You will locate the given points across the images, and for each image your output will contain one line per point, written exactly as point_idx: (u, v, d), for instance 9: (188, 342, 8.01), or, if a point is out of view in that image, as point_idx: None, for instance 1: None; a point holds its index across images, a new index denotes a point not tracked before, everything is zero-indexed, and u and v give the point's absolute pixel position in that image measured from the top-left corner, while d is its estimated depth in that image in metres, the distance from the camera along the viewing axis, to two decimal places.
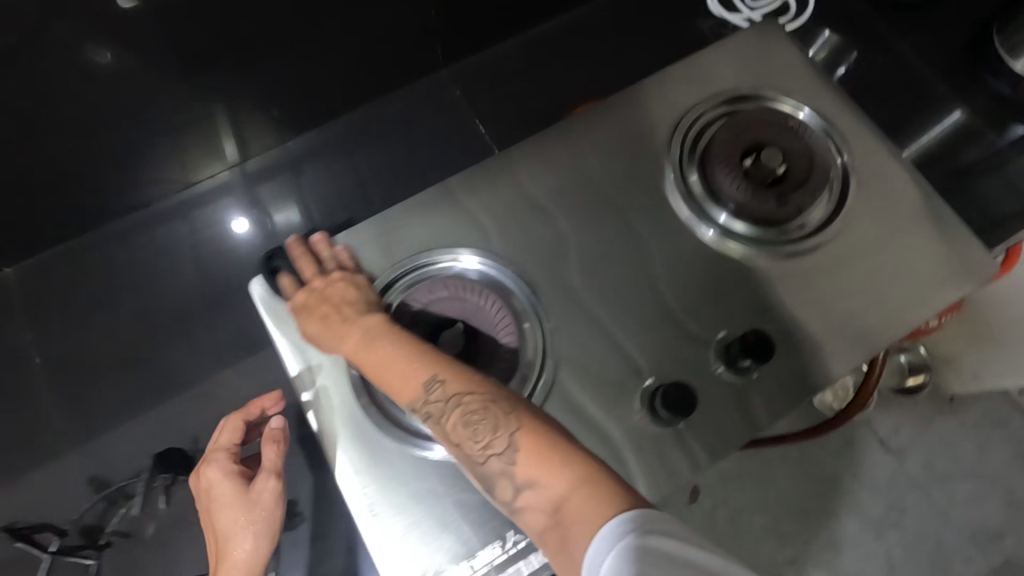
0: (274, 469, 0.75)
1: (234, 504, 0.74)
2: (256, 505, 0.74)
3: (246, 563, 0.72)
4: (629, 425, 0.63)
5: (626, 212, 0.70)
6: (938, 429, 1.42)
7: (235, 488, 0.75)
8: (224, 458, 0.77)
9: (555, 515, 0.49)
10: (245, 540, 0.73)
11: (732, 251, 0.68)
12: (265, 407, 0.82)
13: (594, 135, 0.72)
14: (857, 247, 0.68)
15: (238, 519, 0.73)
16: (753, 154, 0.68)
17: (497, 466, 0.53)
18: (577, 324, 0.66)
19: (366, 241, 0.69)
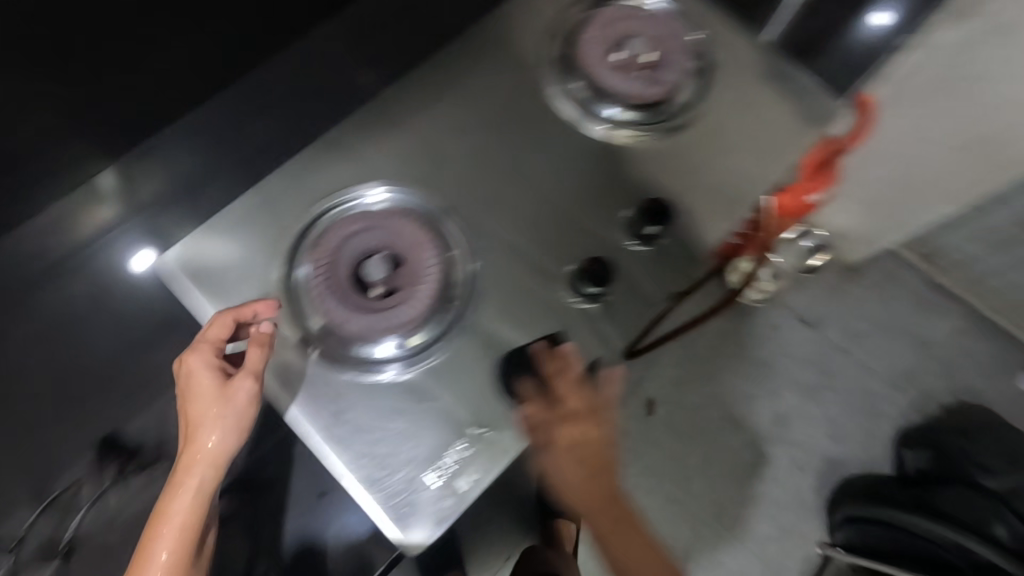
0: (256, 370, 0.62)
1: (210, 401, 0.63)
2: (228, 404, 0.62)
3: (213, 461, 0.64)
4: (561, 309, 0.68)
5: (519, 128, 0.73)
6: (846, 295, 1.58)
7: (216, 380, 0.63)
8: (207, 348, 0.63)
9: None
10: (212, 439, 0.64)
11: (624, 139, 0.74)
12: (260, 313, 0.64)
13: (477, 58, 0.74)
14: (728, 112, 0.75)
15: (212, 413, 0.63)
16: (622, 51, 0.76)
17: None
18: (494, 235, 0.69)
19: (271, 194, 0.68)
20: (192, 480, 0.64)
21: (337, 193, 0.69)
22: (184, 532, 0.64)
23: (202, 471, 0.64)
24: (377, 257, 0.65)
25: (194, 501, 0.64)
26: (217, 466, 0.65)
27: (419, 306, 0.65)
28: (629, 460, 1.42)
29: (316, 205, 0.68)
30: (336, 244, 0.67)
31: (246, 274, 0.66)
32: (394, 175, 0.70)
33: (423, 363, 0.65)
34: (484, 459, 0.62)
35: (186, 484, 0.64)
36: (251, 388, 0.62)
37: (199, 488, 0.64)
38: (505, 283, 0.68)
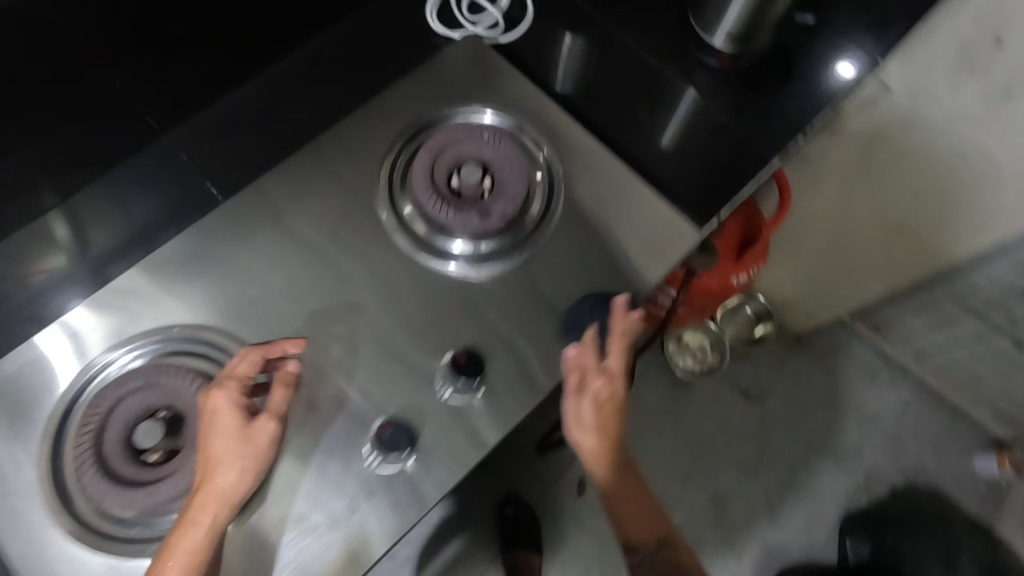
0: (278, 412, 0.55)
1: (224, 441, 0.53)
2: (251, 445, 0.53)
3: (225, 507, 0.52)
4: (373, 464, 0.58)
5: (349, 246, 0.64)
6: (790, 366, 1.52)
7: (237, 421, 0.54)
8: (234, 386, 0.55)
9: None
10: (230, 475, 0.52)
11: (480, 273, 0.64)
12: (287, 351, 0.58)
13: (314, 170, 0.67)
14: (587, 226, 0.67)
15: (229, 451, 0.52)
16: (457, 172, 0.62)
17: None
18: (315, 379, 0.60)
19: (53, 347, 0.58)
20: (195, 537, 0.50)
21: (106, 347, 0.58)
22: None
23: (214, 509, 0.51)
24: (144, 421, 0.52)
25: (206, 543, 0.51)
26: (233, 504, 0.52)
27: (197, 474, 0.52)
28: (555, 543, 1.35)
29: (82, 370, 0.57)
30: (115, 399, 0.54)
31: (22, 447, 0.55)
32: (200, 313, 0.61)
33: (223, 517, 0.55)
34: None
35: (194, 536, 0.50)
36: (276, 430, 0.55)
37: (210, 532, 0.51)
38: (315, 433, 0.58)
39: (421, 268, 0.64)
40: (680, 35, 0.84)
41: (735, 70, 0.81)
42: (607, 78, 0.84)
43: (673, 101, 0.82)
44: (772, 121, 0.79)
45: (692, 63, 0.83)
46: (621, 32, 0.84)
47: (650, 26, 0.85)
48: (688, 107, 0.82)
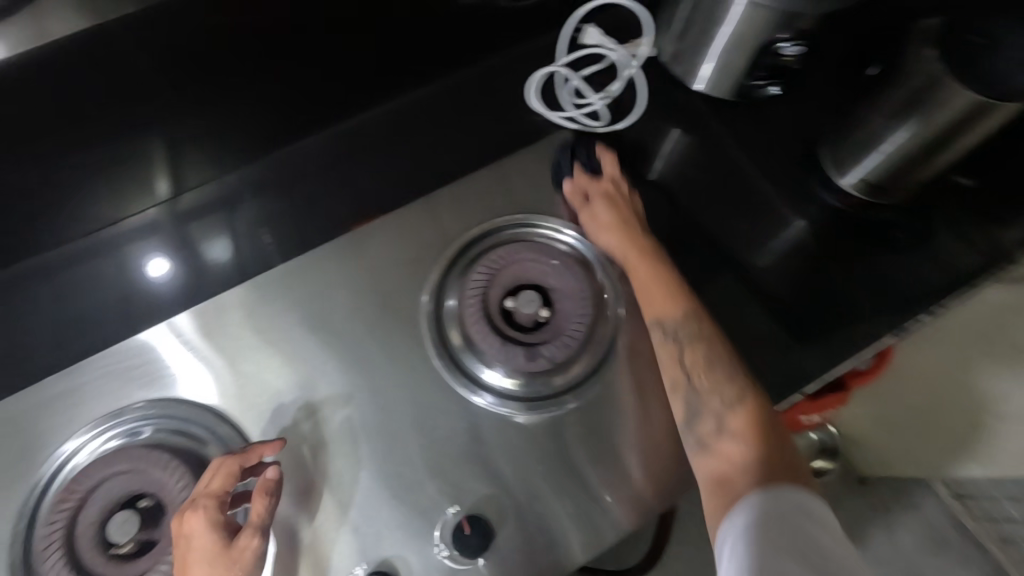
0: (263, 523, 0.48)
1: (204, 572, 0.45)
2: (235, 566, 0.45)
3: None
4: None
5: (386, 343, 0.60)
6: (846, 509, 1.36)
7: (219, 542, 0.46)
8: (213, 502, 0.47)
9: (742, 472, 0.49)
10: None
11: (507, 412, 0.58)
12: (266, 454, 0.51)
13: (372, 250, 0.64)
14: (643, 392, 0.59)
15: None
16: (514, 297, 0.59)
17: (714, 402, 0.53)
18: (305, 494, 0.55)
19: (72, 396, 0.56)
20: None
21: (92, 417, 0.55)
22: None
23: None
24: (127, 511, 0.48)
25: None
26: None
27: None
28: None
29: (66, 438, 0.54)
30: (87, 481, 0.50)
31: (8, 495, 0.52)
32: (205, 391, 0.57)
33: None
34: None
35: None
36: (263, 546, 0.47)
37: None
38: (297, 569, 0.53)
39: (450, 390, 0.58)
40: (799, 166, 0.74)
41: (856, 216, 0.72)
42: (699, 187, 0.74)
43: (777, 232, 0.72)
44: (887, 288, 0.69)
45: (807, 199, 0.73)
46: (735, 148, 0.75)
47: (768, 147, 0.76)
48: (791, 243, 0.72)
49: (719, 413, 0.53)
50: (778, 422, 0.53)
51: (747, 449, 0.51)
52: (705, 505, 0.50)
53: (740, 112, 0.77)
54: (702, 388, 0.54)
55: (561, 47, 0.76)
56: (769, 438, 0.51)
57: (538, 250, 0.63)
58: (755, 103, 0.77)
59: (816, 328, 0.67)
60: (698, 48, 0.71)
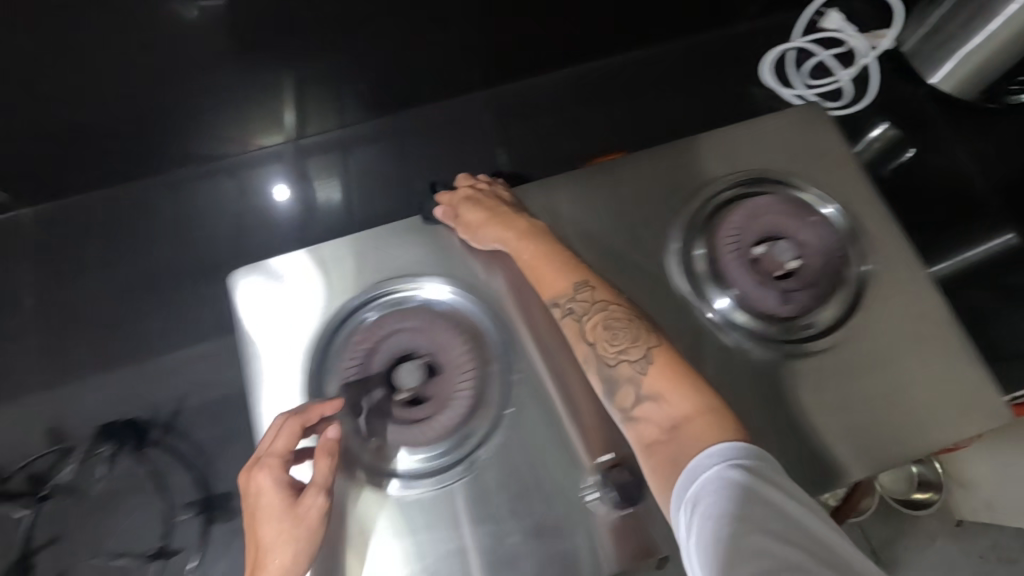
0: (328, 483, 0.49)
1: (272, 529, 0.47)
2: (299, 526, 0.47)
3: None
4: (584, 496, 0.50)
5: (623, 261, 0.59)
6: (937, 553, 1.33)
7: (286, 498, 0.48)
8: (274, 463, 0.49)
9: (673, 431, 0.44)
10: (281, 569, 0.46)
11: (731, 341, 0.56)
12: (327, 413, 0.51)
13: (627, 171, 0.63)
14: (877, 361, 0.55)
15: (278, 534, 0.47)
16: (767, 242, 0.58)
17: (626, 371, 0.48)
18: (533, 385, 0.54)
19: (363, 252, 0.59)
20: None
21: (373, 275, 0.58)
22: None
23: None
24: (415, 361, 0.54)
25: None
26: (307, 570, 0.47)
27: (431, 433, 0.52)
28: None
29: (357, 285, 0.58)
30: (371, 339, 0.55)
31: (299, 320, 0.57)
32: (457, 276, 0.58)
33: (410, 489, 0.51)
34: None
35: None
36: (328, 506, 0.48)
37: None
38: (524, 451, 0.52)
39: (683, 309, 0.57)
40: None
41: None
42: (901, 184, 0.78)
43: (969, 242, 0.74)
44: None
45: None
46: (961, 146, 0.79)
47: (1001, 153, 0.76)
48: (996, 248, 0.74)
49: (637, 384, 0.48)
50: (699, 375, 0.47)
51: (670, 406, 0.46)
52: (652, 480, 0.44)
53: (978, 114, 0.78)
54: (611, 358, 0.49)
55: (799, 30, 0.85)
56: (697, 390, 0.46)
57: (797, 205, 0.60)
58: (999, 109, 0.77)
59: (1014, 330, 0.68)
60: (949, 44, 0.74)
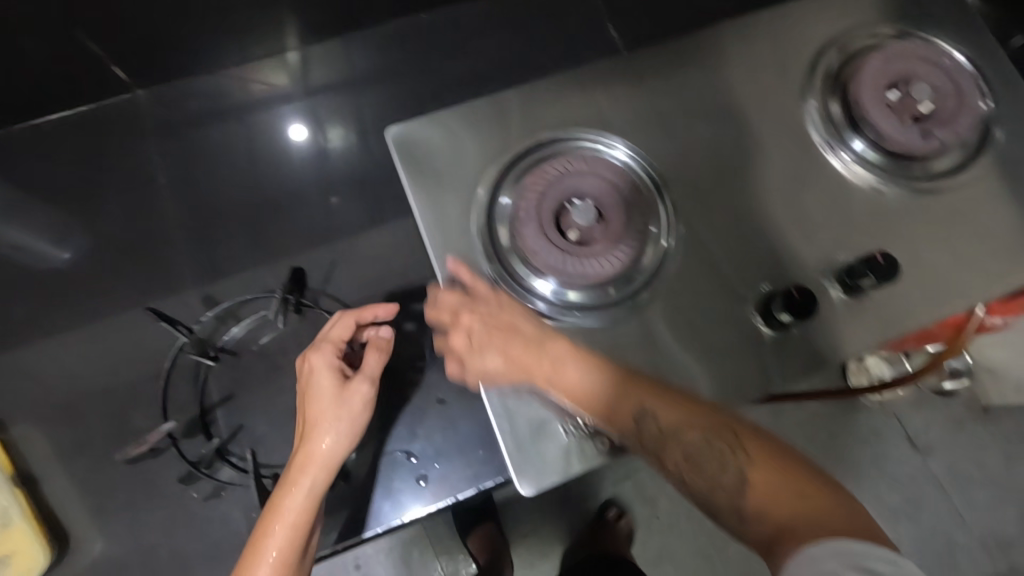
0: (370, 374, 0.73)
1: (325, 397, 0.71)
2: (346, 403, 0.71)
3: (325, 463, 0.70)
4: (752, 319, 0.56)
5: (759, 115, 0.62)
6: (968, 436, 1.43)
7: (336, 380, 0.72)
8: (329, 350, 0.73)
9: (786, 537, 0.47)
10: (329, 436, 0.70)
11: (866, 181, 0.61)
12: (379, 315, 0.74)
13: (754, 29, 0.64)
14: (999, 192, 0.60)
15: (329, 411, 0.70)
16: (900, 88, 0.62)
17: (726, 489, 0.50)
18: (696, 225, 0.58)
19: (511, 108, 0.60)
20: (315, 466, 0.69)
21: (530, 128, 0.59)
22: (303, 515, 0.68)
23: (334, 433, 0.70)
24: (584, 202, 0.55)
25: (306, 505, 0.68)
26: (349, 434, 0.71)
27: (608, 267, 0.56)
28: (675, 498, 1.36)
29: (514, 136, 0.59)
30: (540, 184, 0.56)
31: (461, 170, 0.58)
32: (607, 128, 0.60)
33: (591, 318, 0.56)
34: (622, 434, 0.53)
35: (311, 468, 0.69)
36: (367, 392, 0.72)
37: (333, 452, 0.70)
38: (693, 281, 0.57)
39: (821, 154, 0.62)
40: None
41: None
42: None
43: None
44: None
45: None
46: None
47: None
48: None
49: (735, 501, 0.50)
50: (790, 463, 0.51)
51: (771, 512, 0.49)
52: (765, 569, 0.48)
53: None
54: (706, 481, 0.51)
55: None
56: (788, 489, 0.49)
57: (928, 54, 0.63)
58: None
59: None
60: None
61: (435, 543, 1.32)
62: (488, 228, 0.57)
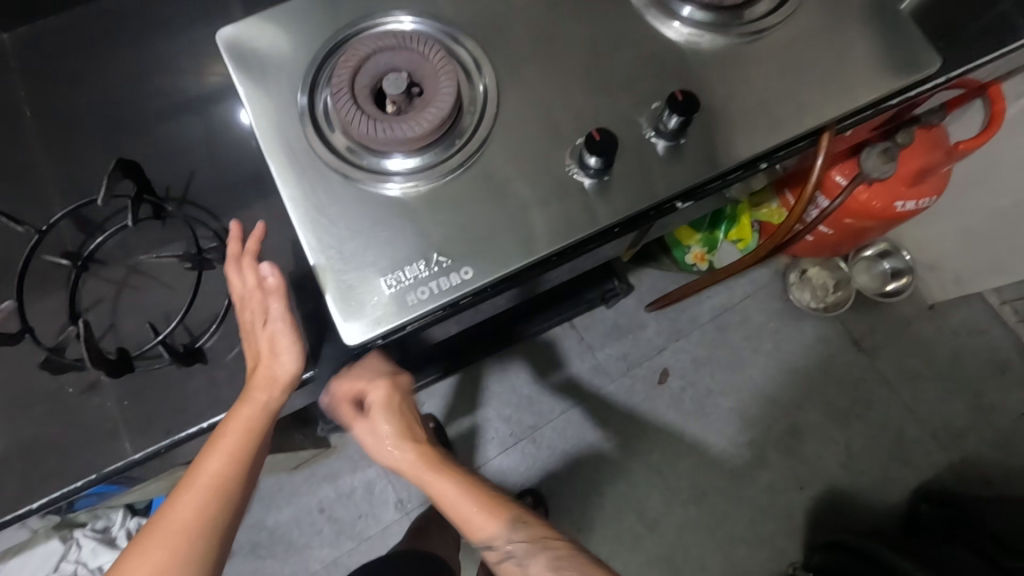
0: (279, 317, 0.59)
1: (259, 334, 0.59)
2: (272, 345, 0.58)
3: (279, 384, 0.58)
4: (569, 170, 0.59)
5: None
6: (914, 334, 1.44)
7: (262, 308, 0.59)
8: (256, 295, 0.59)
9: None
10: (278, 363, 0.58)
11: (699, 41, 0.64)
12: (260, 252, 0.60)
13: None
14: (810, 31, 0.64)
15: (265, 348, 0.58)
16: None
17: None
18: (514, 89, 0.61)
19: (329, 2, 0.63)
20: (240, 430, 0.57)
21: (347, 20, 0.63)
22: (224, 481, 0.57)
23: (267, 391, 0.58)
24: (396, 73, 0.57)
25: (244, 440, 0.58)
26: (282, 390, 0.58)
27: (420, 127, 0.56)
28: (625, 419, 1.39)
29: (333, 30, 0.63)
30: (353, 61, 0.59)
31: (288, 66, 0.62)
32: (424, 8, 0.63)
33: (418, 184, 0.59)
34: (441, 283, 0.56)
35: (234, 431, 0.58)
36: (287, 329, 0.58)
37: (260, 412, 0.58)
38: (515, 138, 0.60)
39: (650, 21, 0.64)
40: None
41: None
42: None
43: None
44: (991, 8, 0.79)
45: None
46: None
47: None
48: None
49: None
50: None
51: None
52: None
53: None
54: None
55: None
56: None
57: None
58: None
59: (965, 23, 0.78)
60: None
61: (393, 483, 1.37)
62: (317, 123, 0.60)
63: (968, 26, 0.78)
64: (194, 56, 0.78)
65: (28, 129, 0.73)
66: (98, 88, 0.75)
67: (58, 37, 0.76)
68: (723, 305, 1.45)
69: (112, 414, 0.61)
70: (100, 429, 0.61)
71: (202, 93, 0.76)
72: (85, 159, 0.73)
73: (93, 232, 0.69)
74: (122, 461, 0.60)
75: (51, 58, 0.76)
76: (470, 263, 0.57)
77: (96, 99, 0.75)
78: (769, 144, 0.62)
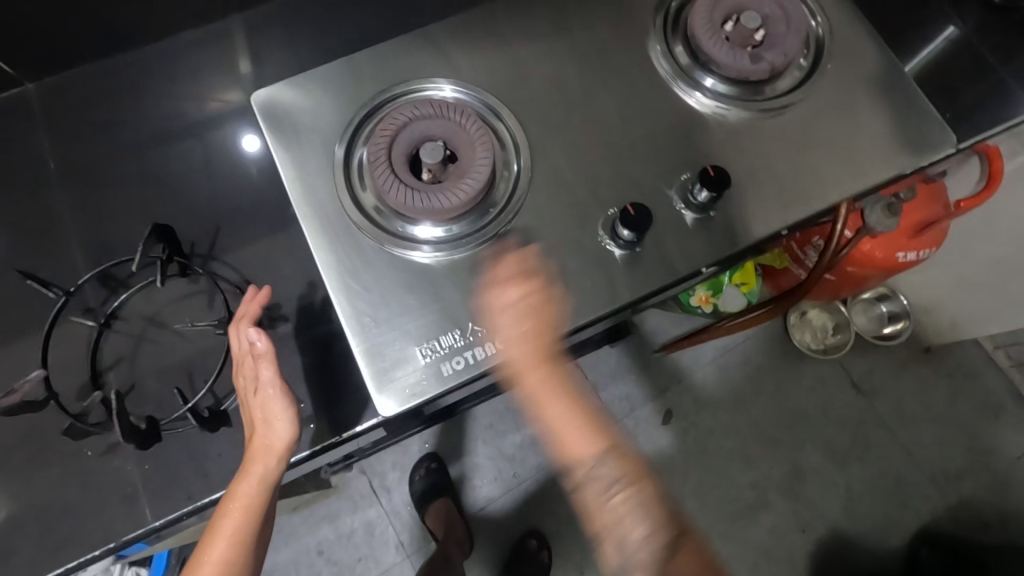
0: (263, 383, 0.58)
1: (251, 402, 0.59)
2: (264, 414, 0.58)
3: (275, 453, 0.57)
4: (603, 242, 0.60)
5: (604, 56, 0.67)
6: (911, 377, 1.46)
7: (250, 376, 0.59)
8: (247, 360, 0.60)
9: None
10: (272, 433, 0.57)
11: (721, 113, 0.66)
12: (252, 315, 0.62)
13: None
14: (831, 106, 0.66)
15: (258, 416, 0.58)
16: (734, 19, 0.65)
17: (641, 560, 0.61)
18: (545, 159, 0.62)
19: (365, 67, 0.64)
20: (240, 511, 0.58)
21: (382, 86, 0.63)
22: (230, 561, 0.59)
23: (262, 463, 0.56)
24: (433, 142, 0.58)
25: (243, 520, 0.58)
26: (278, 459, 0.57)
27: (455, 199, 0.57)
28: None
29: (370, 95, 0.63)
30: (390, 129, 0.59)
31: (323, 129, 0.62)
32: (461, 76, 0.64)
33: (450, 254, 0.59)
34: (476, 354, 0.57)
35: (234, 512, 0.58)
36: (275, 397, 0.58)
37: (257, 486, 0.57)
38: (549, 207, 0.61)
39: (676, 91, 0.66)
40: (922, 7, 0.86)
41: (976, 46, 0.84)
42: None
43: (930, 38, 0.83)
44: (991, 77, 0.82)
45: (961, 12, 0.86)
46: None
47: None
48: (942, 44, 0.84)
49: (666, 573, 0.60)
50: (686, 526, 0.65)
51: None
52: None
53: None
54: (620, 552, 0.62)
55: None
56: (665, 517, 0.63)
57: None
58: None
59: (975, 89, 0.80)
60: None
61: (395, 523, 1.35)
62: (351, 185, 0.61)
63: (974, 94, 0.80)
64: (217, 109, 0.77)
65: (50, 181, 0.73)
66: (125, 139, 0.76)
67: (79, 87, 0.76)
68: (725, 346, 1.47)
69: (132, 479, 0.60)
70: (118, 495, 0.59)
71: (223, 146, 0.76)
72: (109, 210, 0.73)
73: (116, 289, 0.68)
74: (141, 529, 0.59)
75: (74, 108, 0.76)
76: (506, 335, 0.57)
77: (120, 150, 0.75)
78: (792, 216, 0.63)
